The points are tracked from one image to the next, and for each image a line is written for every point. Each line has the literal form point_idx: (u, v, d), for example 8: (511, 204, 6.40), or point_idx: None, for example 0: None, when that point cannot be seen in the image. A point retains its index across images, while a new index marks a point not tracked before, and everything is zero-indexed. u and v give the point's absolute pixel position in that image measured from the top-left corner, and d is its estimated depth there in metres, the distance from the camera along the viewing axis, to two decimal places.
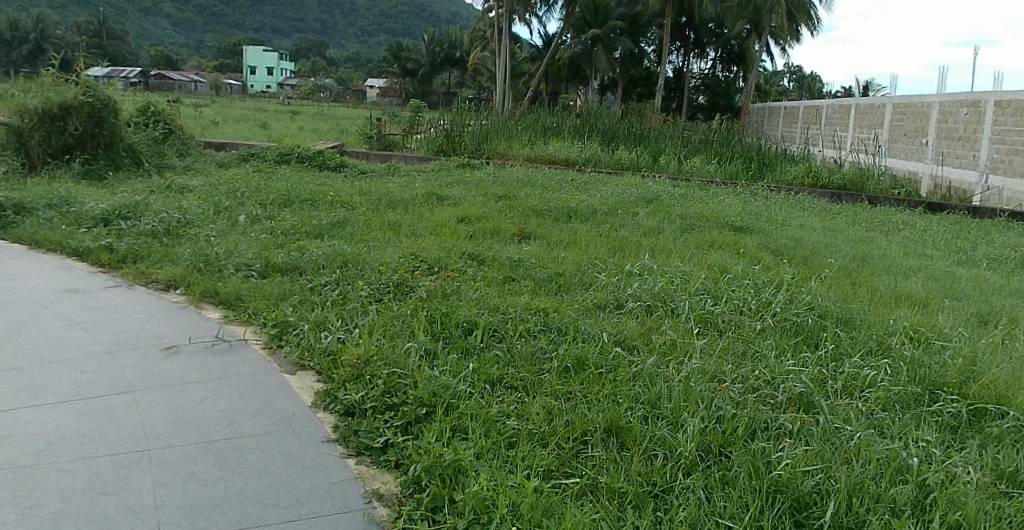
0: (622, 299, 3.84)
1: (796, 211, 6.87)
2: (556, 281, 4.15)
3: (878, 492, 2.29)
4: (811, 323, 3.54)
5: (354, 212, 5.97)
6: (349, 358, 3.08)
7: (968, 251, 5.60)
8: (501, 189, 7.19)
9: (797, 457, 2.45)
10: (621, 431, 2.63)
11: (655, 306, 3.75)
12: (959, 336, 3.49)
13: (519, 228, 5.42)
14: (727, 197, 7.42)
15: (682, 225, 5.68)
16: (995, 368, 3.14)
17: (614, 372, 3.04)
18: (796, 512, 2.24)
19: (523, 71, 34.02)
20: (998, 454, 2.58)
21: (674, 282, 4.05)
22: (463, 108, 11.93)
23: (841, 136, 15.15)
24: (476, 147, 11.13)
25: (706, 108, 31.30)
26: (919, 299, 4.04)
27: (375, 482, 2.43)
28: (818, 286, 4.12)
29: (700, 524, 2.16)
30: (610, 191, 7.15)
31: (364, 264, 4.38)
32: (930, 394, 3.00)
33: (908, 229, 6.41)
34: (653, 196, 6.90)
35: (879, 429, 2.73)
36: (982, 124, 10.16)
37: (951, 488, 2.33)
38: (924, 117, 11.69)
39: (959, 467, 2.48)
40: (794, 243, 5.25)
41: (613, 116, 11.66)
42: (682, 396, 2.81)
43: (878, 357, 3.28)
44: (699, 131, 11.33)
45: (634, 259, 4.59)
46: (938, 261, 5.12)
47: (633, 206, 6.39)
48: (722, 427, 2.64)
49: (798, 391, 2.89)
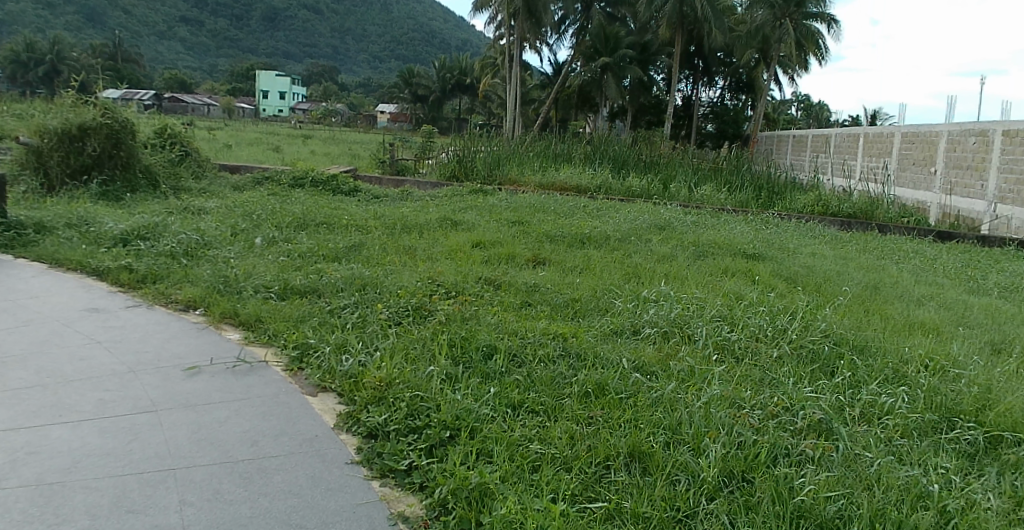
0: (639, 324, 3.88)
1: (807, 239, 6.92)
2: (571, 306, 4.19)
3: (900, 518, 2.33)
4: (828, 351, 3.56)
5: (369, 236, 6.03)
6: (372, 380, 3.12)
7: (979, 279, 5.64)
8: (514, 214, 7.26)
9: (819, 483, 2.49)
10: (643, 457, 2.64)
11: (672, 332, 3.78)
12: (974, 365, 3.51)
13: (534, 253, 5.48)
14: (739, 224, 7.48)
15: (695, 252, 5.74)
16: (1011, 396, 3.17)
17: (633, 398, 3.06)
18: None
19: (533, 98, 34.42)
20: (1015, 482, 2.61)
21: (690, 309, 4.09)
22: (475, 134, 12.06)
23: (851, 165, 15.27)
24: (488, 173, 11.23)
25: (715, 137, 31.91)
26: (933, 327, 4.07)
27: (400, 504, 2.46)
28: (832, 313, 4.15)
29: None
30: (623, 218, 7.22)
31: (382, 287, 4.44)
32: (947, 420, 3.03)
33: (919, 257, 6.46)
34: (665, 223, 6.96)
35: (898, 456, 2.76)
36: (989, 153, 10.24)
37: (971, 515, 2.37)
38: (932, 146, 11.81)
39: (979, 494, 2.51)
40: (806, 270, 5.30)
41: (623, 143, 11.79)
42: (703, 421, 2.83)
43: (894, 384, 3.30)
44: (709, 160, 11.42)
45: (649, 285, 4.63)
46: (949, 289, 5.15)
47: (645, 233, 6.44)
48: (744, 452, 2.66)
49: (818, 418, 2.90)
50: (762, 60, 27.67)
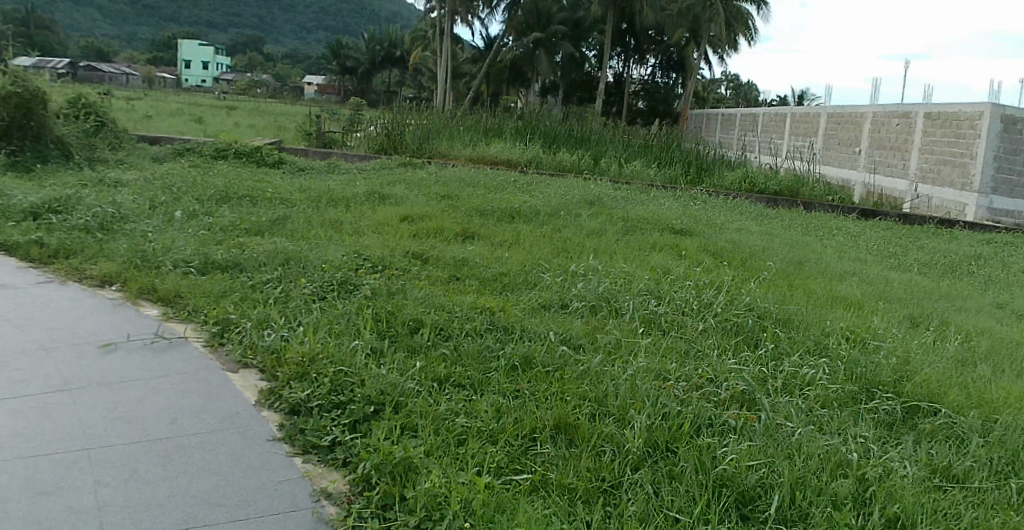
0: (567, 298, 3.88)
1: (734, 215, 7.05)
2: (500, 281, 4.17)
3: (820, 485, 2.40)
4: (751, 324, 3.63)
5: (295, 209, 5.89)
6: (295, 356, 3.04)
7: (900, 256, 5.83)
8: (443, 188, 7.19)
9: (741, 453, 2.54)
10: (570, 429, 2.64)
11: (600, 306, 3.79)
12: (892, 337, 3.63)
13: (463, 228, 5.44)
14: (667, 200, 7.58)
15: (624, 226, 5.78)
16: (926, 368, 3.30)
17: (560, 371, 3.05)
18: (741, 505, 2.33)
19: (468, 73, 34.21)
20: (931, 451, 2.73)
21: (618, 283, 4.12)
22: (405, 108, 11.91)
23: (778, 139, 15.65)
24: (418, 146, 11.13)
25: (644, 114, 32.18)
26: (854, 301, 4.19)
27: (324, 480, 2.41)
28: (756, 287, 4.24)
29: (653, 519, 2.22)
30: (553, 193, 7.22)
31: (307, 261, 4.33)
32: (866, 391, 3.13)
33: (842, 234, 6.65)
34: (595, 199, 6.99)
35: (819, 426, 2.84)
36: (911, 133, 10.63)
37: (888, 481, 2.46)
38: (857, 127, 12.21)
39: (896, 462, 2.61)
40: (733, 246, 5.38)
41: (554, 118, 11.81)
42: (628, 394, 2.84)
43: (816, 356, 3.39)
44: (640, 136, 11.52)
45: (577, 260, 4.64)
46: (872, 265, 5.31)
47: (576, 208, 6.46)
48: (668, 423, 2.68)
49: (741, 389, 2.95)
50: (689, 39, 27.87)
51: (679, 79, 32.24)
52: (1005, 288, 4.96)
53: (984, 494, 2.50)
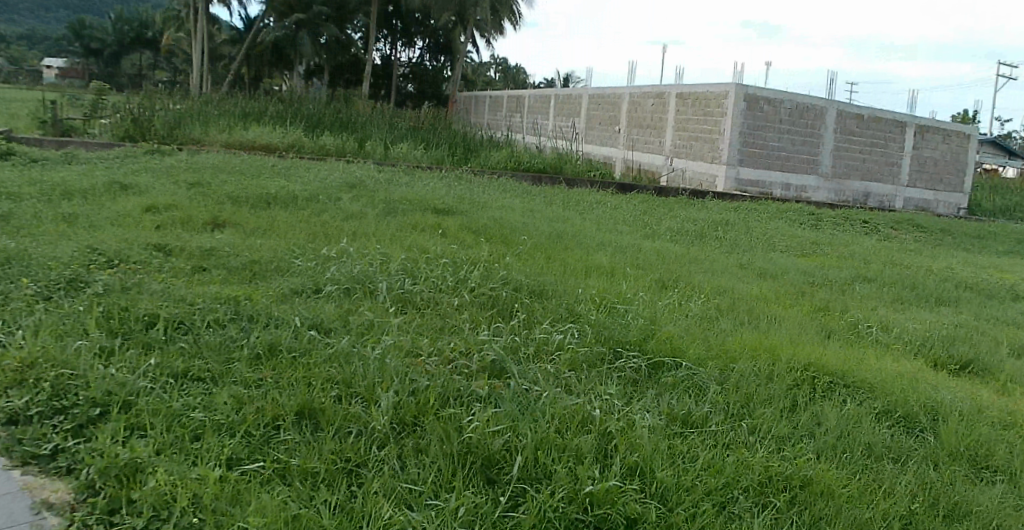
0: (321, 283, 3.86)
1: (499, 194, 7.34)
2: (251, 269, 4.08)
3: (564, 443, 2.59)
4: (505, 296, 3.79)
5: (21, 203, 5.40)
6: (10, 362, 2.79)
7: (655, 226, 6.29)
8: (194, 177, 6.88)
9: (486, 419, 2.66)
10: (314, 413, 2.66)
11: (353, 288, 3.81)
12: (638, 300, 3.93)
13: (214, 217, 5.24)
14: (432, 181, 7.76)
15: (385, 208, 5.85)
16: (667, 326, 3.64)
17: (307, 355, 3.06)
18: (487, 469, 2.46)
19: (226, 54, 32.59)
20: (672, 401, 3.06)
21: (374, 264, 4.15)
22: (154, 94, 11.33)
23: (573, 121, 17.21)
24: (168, 132, 10.47)
25: (414, 97, 32.52)
26: (607, 269, 4.48)
27: (44, 490, 2.24)
28: (513, 261, 4.43)
29: (395, 493, 2.28)
30: (313, 178, 7.13)
31: (30, 258, 3.97)
32: (614, 351, 3.40)
33: (601, 208, 7.10)
34: (357, 182, 7.01)
35: (566, 387, 3.03)
36: (699, 121, 12.60)
37: (628, 434, 2.71)
38: (652, 110, 14.03)
39: (637, 414, 2.88)
40: (493, 223, 5.59)
41: (318, 105, 11.82)
42: (377, 373, 2.89)
43: (566, 322, 3.60)
44: (407, 121, 11.85)
45: (333, 244, 4.63)
46: (627, 236, 5.67)
47: (335, 192, 6.43)
48: (415, 398, 2.76)
49: (491, 359, 3.09)
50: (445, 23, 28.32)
51: (449, 65, 32.88)
52: (750, 252, 5.61)
53: (720, 436, 2.88)
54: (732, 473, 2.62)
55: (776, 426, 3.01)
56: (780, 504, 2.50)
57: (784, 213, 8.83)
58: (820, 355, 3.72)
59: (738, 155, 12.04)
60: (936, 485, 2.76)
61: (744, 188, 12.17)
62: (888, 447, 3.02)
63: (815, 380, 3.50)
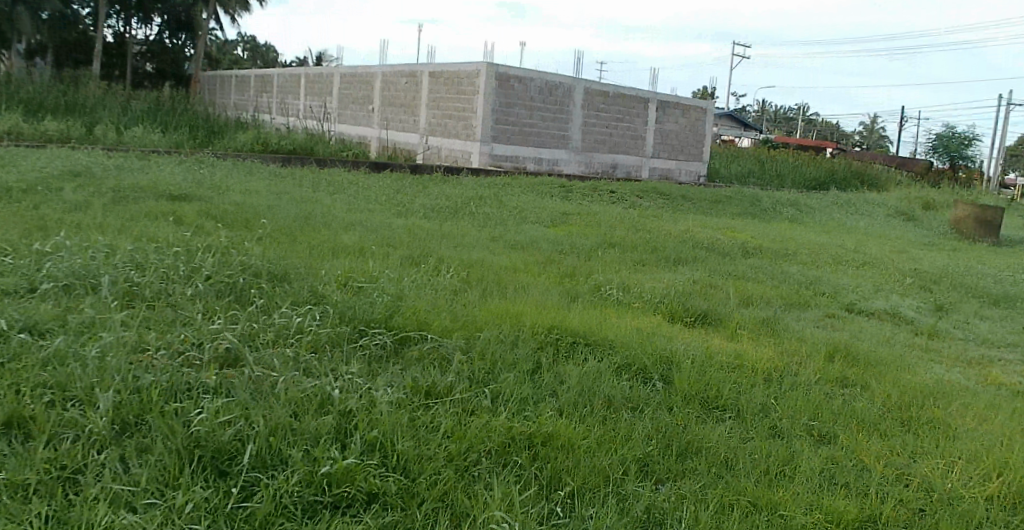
0: (36, 279, 3.59)
1: (246, 179, 7.39)
2: None
3: (302, 427, 2.50)
4: (243, 283, 3.84)
5: None
6: None
7: (403, 205, 6.79)
8: None
9: (217, 410, 2.48)
10: (24, 423, 2.34)
11: (73, 285, 3.57)
12: (383, 276, 4.16)
13: None
14: (174, 167, 7.62)
15: (114, 197, 5.59)
16: (410, 302, 3.88)
17: (15, 360, 2.75)
18: (218, 462, 2.28)
19: None
20: (414, 375, 3.17)
21: (96, 257, 3.94)
22: None
23: (328, 102, 18.55)
24: None
25: (153, 78, 29.64)
26: (353, 248, 4.65)
27: None
28: (256, 245, 4.43)
29: (112, 497, 2.03)
30: (30, 167, 6.59)
31: None
32: (357, 329, 3.55)
33: (352, 189, 7.57)
34: (81, 169, 6.67)
35: (306, 370, 3.06)
36: (453, 100, 14.07)
37: (365, 412, 2.68)
38: (412, 90, 15.33)
39: (379, 391, 2.92)
40: (236, 207, 5.57)
41: (38, 88, 11.49)
42: (96, 373, 2.62)
43: (306, 305, 3.72)
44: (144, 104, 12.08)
45: (48, 237, 4.32)
46: (376, 214, 6.04)
47: (56, 181, 6.02)
48: (140, 396, 2.52)
49: (225, 347, 3.05)
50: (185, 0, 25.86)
51: (188, 42, 29.83)
52: (503, 225, 6.25)
53: (462, 403, 3.00)
54: (473, 437, 2.71)
55: (518, 388, 3.19)
56: (521, 462, 2.62)
57: (537, 186, 10.08)
58: (563, 317, 4.03)
59: (490, 131, 13.51)
60: (671, 428, 3.08)
61: (498, 162, 13.68)
62: (628, 397, 3.34)
63: (557, 342, 3.81)
